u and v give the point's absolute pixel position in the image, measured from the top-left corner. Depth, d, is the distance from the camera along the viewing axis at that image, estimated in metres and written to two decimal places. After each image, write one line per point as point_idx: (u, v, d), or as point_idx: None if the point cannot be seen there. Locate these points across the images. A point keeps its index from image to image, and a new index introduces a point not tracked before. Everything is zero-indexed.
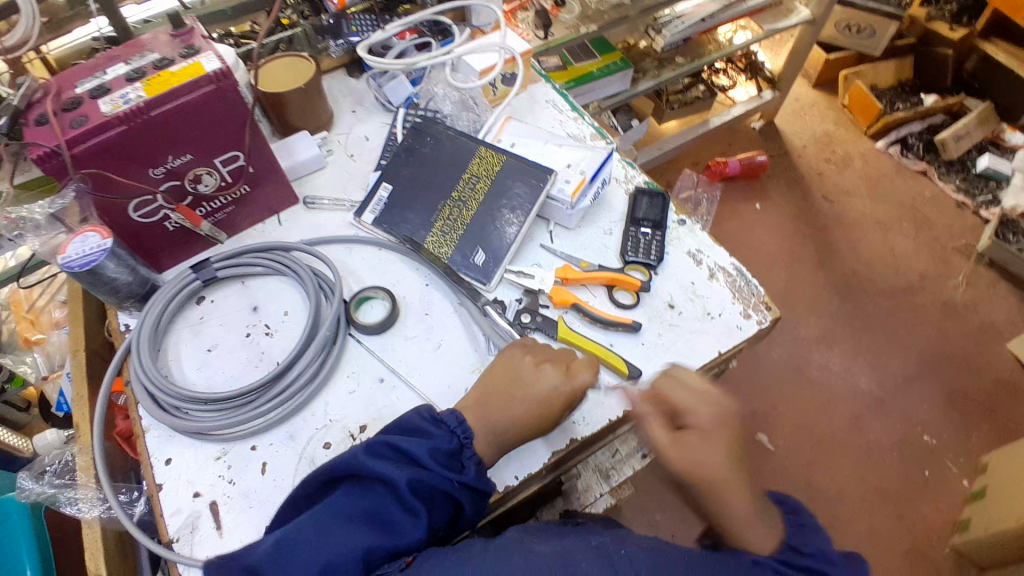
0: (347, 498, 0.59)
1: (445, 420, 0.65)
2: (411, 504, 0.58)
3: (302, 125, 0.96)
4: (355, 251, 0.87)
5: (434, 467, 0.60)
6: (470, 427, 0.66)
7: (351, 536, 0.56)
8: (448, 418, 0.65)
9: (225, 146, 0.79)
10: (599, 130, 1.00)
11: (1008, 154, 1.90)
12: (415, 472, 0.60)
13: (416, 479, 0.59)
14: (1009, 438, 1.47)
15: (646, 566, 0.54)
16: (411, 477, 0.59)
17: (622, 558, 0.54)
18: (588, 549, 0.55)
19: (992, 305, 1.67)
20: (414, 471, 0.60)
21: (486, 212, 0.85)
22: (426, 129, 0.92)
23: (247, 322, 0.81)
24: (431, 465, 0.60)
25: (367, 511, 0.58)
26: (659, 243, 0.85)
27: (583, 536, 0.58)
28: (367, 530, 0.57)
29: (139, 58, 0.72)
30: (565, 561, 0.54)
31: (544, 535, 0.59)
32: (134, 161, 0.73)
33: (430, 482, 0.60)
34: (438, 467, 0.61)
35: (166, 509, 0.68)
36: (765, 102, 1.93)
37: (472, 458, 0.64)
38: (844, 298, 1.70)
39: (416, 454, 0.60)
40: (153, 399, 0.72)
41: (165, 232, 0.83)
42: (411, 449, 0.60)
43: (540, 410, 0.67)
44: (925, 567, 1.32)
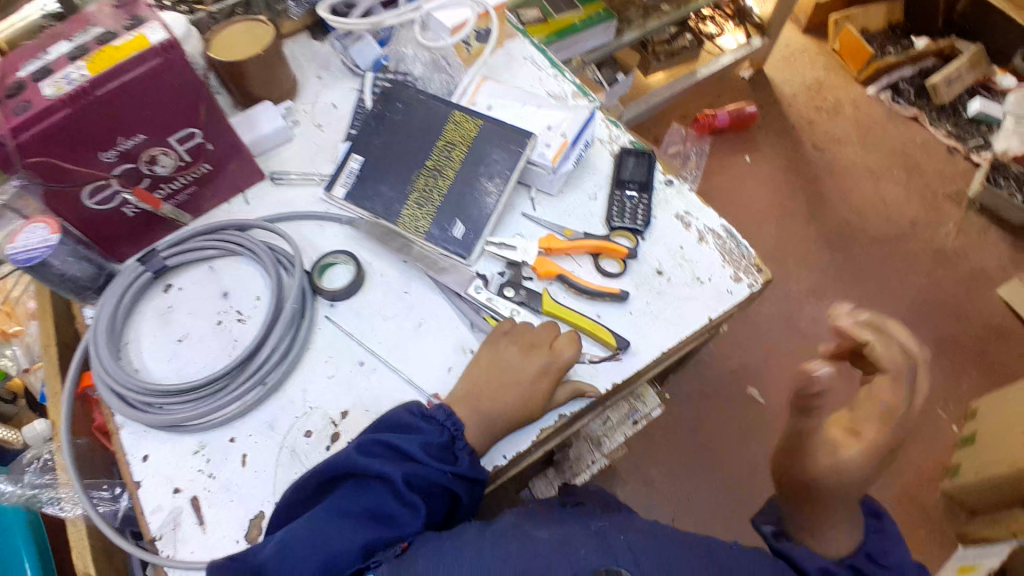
0: (345, 497, 0.58)
1: (434, 415, 0.63)
2: (409, 499, 0.58)
3: (264, 94, 0.90)
4: (328, 229, 0.83)
5: (429, 460, 0.60)
6: (460, 419, 0.64)
7: (352, 534, 0.56)
8: (437, 413, 0.63)
9: (180, 123, 0.73)
10: (582, 87, 0.95)
11: (997, 98, 1.84)
12: (410, 466, 0.59)
13: (412, 473, 0.59)
14: (998, 384, 1.48)
15: (648, 560, 0.54)
16: (407, 472, 0.58)
17: (622, 548, 0.55)
18: (587, 532, 0.58)
19: (983, 252, 1.66)
20: (409, 466, 0.59)
21: (463, 181, 0.81)
22: (396, 93, 0.86)
23: (217, 309, 0.77)
24: (425, 459, 0.59)
25: (365, 509, 0.57)
26: (646, 207, 0.81)
27: (582, 520, 0.61)
28: (367, 527, 0.57)
29: (82, 34, 0.66)
30: (565, 548, 0.55)
31: (543, 522, 0.61)
32: (85, 146, 0.67)
33: (426, 475, 0.59)
34: (432, 461, 0.60)
35: (147, 507, 0.66)
36: (754, 49, 1.86)
37: (465, 448, 0.62)
38: (835, 250, 1.68)
39: (410, 449, 0.60)
40: (123, 394, 0.69)
41: (124, 219, 0.78)
42: (405, 445, 0.60)
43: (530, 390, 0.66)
44: (916, 513, 1.35)
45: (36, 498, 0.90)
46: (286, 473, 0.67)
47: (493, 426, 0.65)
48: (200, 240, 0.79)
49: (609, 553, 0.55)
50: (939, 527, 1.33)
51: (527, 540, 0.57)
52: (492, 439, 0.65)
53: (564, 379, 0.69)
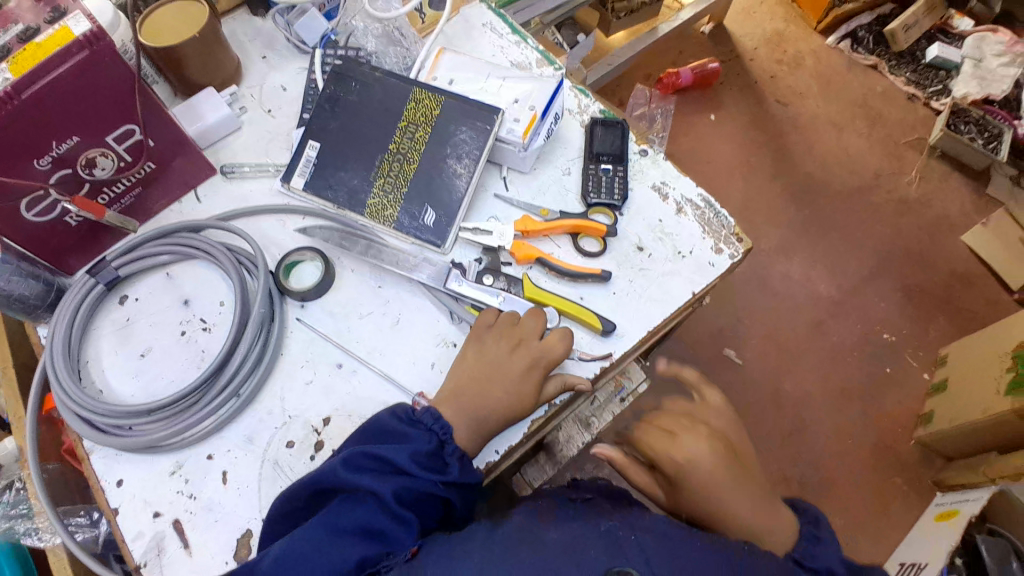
0: (336, 514, 0.56)
1: (421, 418, 0.61)
2: (400, 514, 0.56)
3: (205, 80, 0.83)
4: (290, 224, 0.78)
5: (420, 471, 0.58)
6: (448, 421, 0.62)
7: (344, 550, 0.55)
8: (424, 416, 0.61)
9: (116, 119, 0.67)
10: (546, 54, 0.89)
11: (956, 42, 1.85)
12: (399, 479, 0.57)
13: (402, 487, 0.57)
14: (961, 327, 1.53)
15: (659, 555, 0.54)
16: (397, 486, 0.56)
17: (633, 547, 0.54)
18: (599, 536, 0.56)
19: (945, 198, 1.69)
20: (399, 479, 0.57)
21: (431, 164, 0.76)
22: (349, 71, 0.80)
23: (180, 319, 0.72)
24: (416, 471, 0.57)
25: (357, 524, 0.56)
26: (623, 179, 0.78)
27: (592, 522, 0.58)
28: (360, 542, 0.55)
29: (2, 33, 0.58)
30: (576, 554, 0.54)
31: (550, 518, 0.60)
32: (14, 155, 0.61)
33: (417, 485, 0.57)
34: (422, 471, 0.58)
35: (127, 534, 0.63)
36: (714, 3, 1.81)
37: (455, 452, 0.60)
38: (801, 205, 1.69)
39: (399, 460, 0.57)
40: (88, 418, 0.65)
41: (68, 229, 0.72)
42: (393, 456, 0.57)
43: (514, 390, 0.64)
44: (889, 457, 1.41)
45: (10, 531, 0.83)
46: (270, 487, 0.64)
47: (484, 423, 0.63)
48: (153, 246, 0.73)
49: (618, 551, 0.54)
50: (916, 473, 1.39)
51: (539, 542, 0.56)
52: (485, 437, 0.64)
53: (553, 371, 0.67)
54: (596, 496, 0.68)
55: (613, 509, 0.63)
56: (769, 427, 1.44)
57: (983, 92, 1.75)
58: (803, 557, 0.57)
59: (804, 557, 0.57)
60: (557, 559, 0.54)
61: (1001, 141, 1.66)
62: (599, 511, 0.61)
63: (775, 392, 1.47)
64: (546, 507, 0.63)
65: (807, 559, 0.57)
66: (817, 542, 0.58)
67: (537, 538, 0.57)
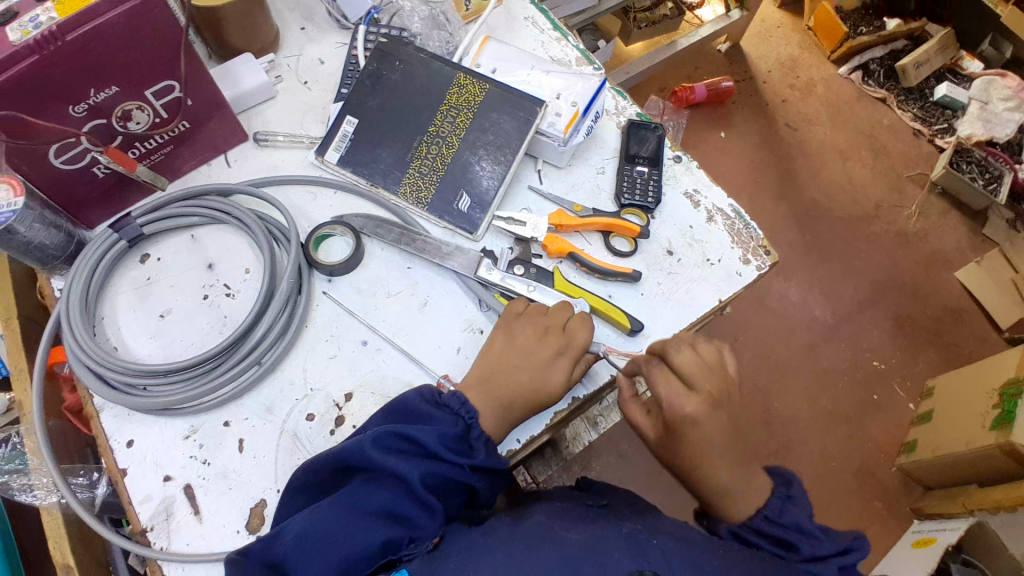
0: (360, 494, 0.56)
1: (447, 402, 0.61)
2: (425, 500, 0.56)
3: (244, 45, 0.82)
4: (321, 197, 0.77)
5: (448, 454, 0.57)
6: (474, 406, 0.62)
7: (369, 533, 0.53)
8: (451, 400, 0.61)
9: (158, 74, 0.65)
10: (585, 53, 0.90)
11: (964, 82, 1.89)
12: (426, 463, 0.57)
13: (429, 471, 0.56)
14: (950, 361, 1.57)
15: (678, 558, 0.53)
16: (425, 471, 0.56)
17: (654, 550, 0.53)
18: (620, 539, 0.55)
19: (942, 233, 1.73)
20: (427, 463, 0.57)
21: (469, 150, 0.76)
22: (394, 50, 0.79)
23: (203, 283, 0.71)
24: (445, 454, 0.57)
25: (380, 506, 0.55)
26: (657, 183, 0.78)
27: (614, 525, 0.57)
28: (384, 525, 0.54)
29: None
30: (598, 553, 0.53)
31: (570, 518, 0.60)
32: (51, 97, 0.59)
33: (443, 470, 0.57)
34: (449, 454, 0.57)
35: (136, 496, 0.61)
36: (732, 23, 1.81)
37: (481, 437, 0.60)
38: (802, 228, 1.72)
39: (426, 442, 0.57)
40: (102, 374, 0.63)
41: (94, 181, 0.70)
42: (420, 436, 0.57)
43: (537, 385, 0.63)
44: (873, 483, 1.43)
45: (4, 487, 0.80)
46: (287, 459, 0.63)
47: (508, 411, 0.63)
48: (181, 207, 0.72)
49: (641, 553, 0.53)
50: (895, 499, 1.42)
51: (556, 540, 0.55)
52: (508, 423, 0.63)
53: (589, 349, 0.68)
54: (613, 501, 0.68)
55: (634, 514, 0.62)
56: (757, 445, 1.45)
57: (988, 134, 1.79)
58: (772, 514, 0.59)
59: (773, 514, 0.59)
60: (575, 556, 0.53)
61: (1001, 183, 1.71)
62: (610, 515, 0.61)
63: (767, 410, 1.49)
64: (566, 506, 0.62)
65: (776, 516, 0.58)
66: (789, 502, 0.59)
67: (555, 537, 0.55)
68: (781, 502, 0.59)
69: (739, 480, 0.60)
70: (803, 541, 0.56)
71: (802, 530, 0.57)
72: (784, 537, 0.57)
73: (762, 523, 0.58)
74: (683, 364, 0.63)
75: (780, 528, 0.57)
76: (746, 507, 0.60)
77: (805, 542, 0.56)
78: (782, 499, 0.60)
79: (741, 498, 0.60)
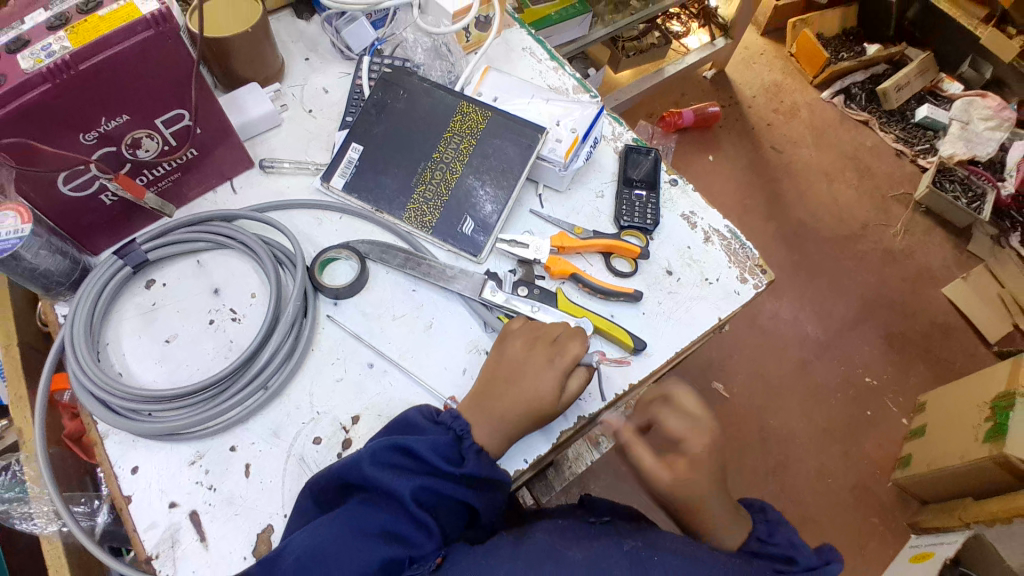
0: (355, 513, 0.55)
1: (442, 417, 0.62)
2: (420, 517, 0.56)
3: (250, 75, 0.83)
4: (325, 222, 0.78)
5: (442, 466, 0.57)
6: (467, 420, 0.62)
7: (367, 552, 0.53)
8: (445, 415, 0.62)
9: (169, 103, 0.67)
10: (582, 82, 0.93)
11: (945, 104, 1.96)
12: (420, 477, 0.56)
13: (422, 486, 0.56)
14: (942, 375, 1.59)
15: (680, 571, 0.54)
16: (417, 485, 0.56)
17: (656, 565, 0.54)
18: (622, 555, 0.55)
19: (928, 251, 1.77)
20: (421, 478, 0.57)
21: (471, 175, 0.78)
22: (398, 80, 0.82)
23: (208, 307, 0.71)
24: (439, 466, 0.57)
25: (376, 525, 0.55)
26: (655, 206, 0.80)
27: (614, 541, 0.58)
28: (381, 543, 0.54)
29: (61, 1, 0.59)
30: (599, 569, 0.54)
31: (573, 535, 0.60)
32: (62, 125, 0.60)
33: (437, 484, 0.57)
34: (442, 465, 0.58)
35: (140, 524, 0.60)
36: (717, 51, 1.88)
37: (473, 447, 0.60)
38: (791, 247, 1.76)
39: (421, 454, 0.57)
40: (107, 399, 0.63)
41: (101, 207, 0.70)
42: (415, 448, 0.57)
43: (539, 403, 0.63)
44: (869, 499, 1.44)
45: (3, 516, 0.79)
46: (294, 482, 0.63)
47: (511, 431, 0.63)
48: (187, 232, 0.73)
49: (643, 569, 0.54)
50: (892, 515, 1.42)
51: (559, 560, 0.55)
52: (510, 441, 0.63)
53: (581, 361, 0.67)
54: (616, 519, 0.67)
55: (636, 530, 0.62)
56: (755, 463, 1.46)
57: (969, 153, 1.85)
58: (763, 535, 0.61)
59: (764, 535, 0.61)
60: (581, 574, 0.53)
61: (984, 202, 1.75)
62: (611, 531, 0.61)
63: (763, 428, 1.50)
64: (569, 524, 0.62)
65: (767, 536, 0.61)
66: (776, 525, 0.62)
67: (558, 557, 0.55)
68: (767, 525, 0.62)
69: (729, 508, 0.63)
70: (797, 554, 0.58)
71: (795, 545, 0.59)
72: (779, 553, 0.58)
73: (757, 544, 0.60)
74: None
75: (773, 546, 0.59)
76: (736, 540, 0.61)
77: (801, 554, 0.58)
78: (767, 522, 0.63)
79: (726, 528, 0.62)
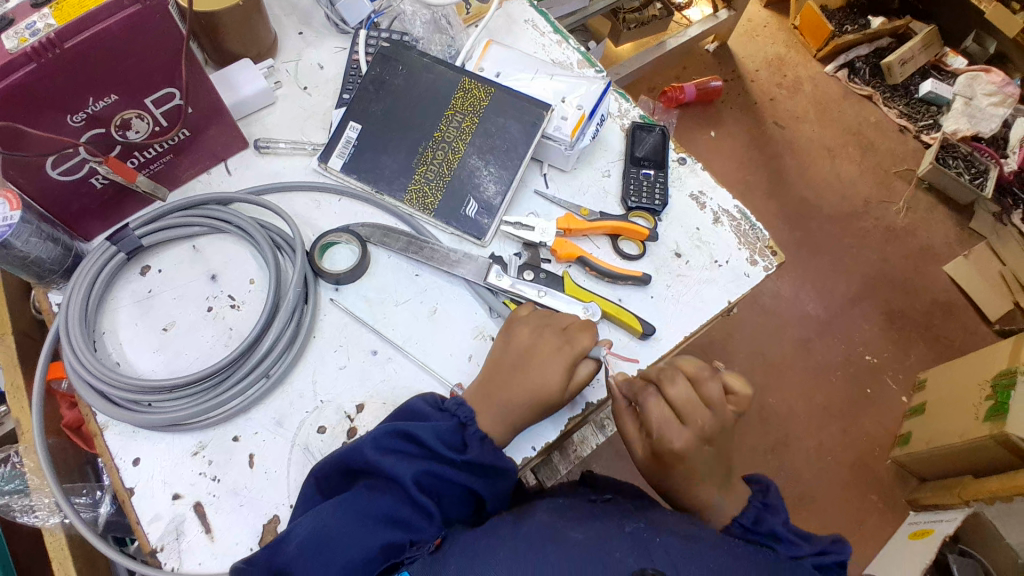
0: (360, 497, 0.54)
1: (447, 405, 0.60)
2: (421, 502, 0.55)
3: (242, 51, 0.80)
4: (324, 205, 0.76)
5: (444, 450, 0.57)
6: (471, 406, 0.61)
7: (369, 537, 0.53)
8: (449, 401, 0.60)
9: (159, 82, 0.64)
10: (587, 56, 0.89)
11: (948, 79, 1.92)
12: (422, 462, 0.56)
13: (423, 470, 0.55)
14: (941, 353, 1.59)
15: (682, 556, 0.51)
16: (419, 470, 0.55)
17: (659, 549, 0.51)
18: (624, 538, 0.53)
19: (930, 228, 1.75)
20: (422, 463, 0.56)
21: (474, 155, 0.75)
22: (397, 55, 0.78)
23: (206, 295, 0.70)
24: (441, 451, 0.56)
25: (380, 510, 0.54)
26: (663, 185, 0.78)
27: (616, 522, 0.55)
28: (384, 528, 0.53)
29: None
30: (600, 552, 0.51)
31: (575, 516, 0.57)
32: (48, 106, 0.57)
33: (440, 470, 0.56)
34: (444, 451, 0.57)
35: (144, 516, 0.59)
36: (721, 23, 1.82)
37: (477, 434, 0.58)
38: (793, 225, 1.74)
39: (423, 439, 0.56)
40: (105, 391, 0.61)
41: (92, 191, 0.68)
42: (418, 434, 0.56)
43: (540, 387, 0.61)
44: (868, 476, 1.44)
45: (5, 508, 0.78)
46: (300, 472, 0.62)
47: (509, 414, 0.61)
48: (181, 217, 0.70)
49: (645, 553, 0.51)
50: (890, 491, 1.43)
51: (559, 540, 0.53)
52: (513, 430, 0.61)
53: (590, 353, 0.65)
54: (617, 496, 0.65)
55: (637, 511, 0.59)
56: (757, 441, 1.46)
57: (973, 129, 1.82)
58: (749, 523, 0.58)
59: (750, 523, 0.58)
60: (582, 558, 0.50)
61: (987, 178, 1.72)
62: (613, 512, 0.58)
63: (764, 407, 1.50)
64: (569, 503, 0.60)
65: (752, 524, 0.57)
66: (764, 509, 0.58)
67: (559, 539, 0.53)
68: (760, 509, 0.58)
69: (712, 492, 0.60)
70: (782, 545, 0.56)
71: (779, 536, 0.56)
72: (762, 542, 0.56)
73: (740, 532, 0.58)
74: (669, 381, 0.62)
75: (756, 536, 0.57)
76: (719, 521, 0.60)
77: (783, 546, 0.56)
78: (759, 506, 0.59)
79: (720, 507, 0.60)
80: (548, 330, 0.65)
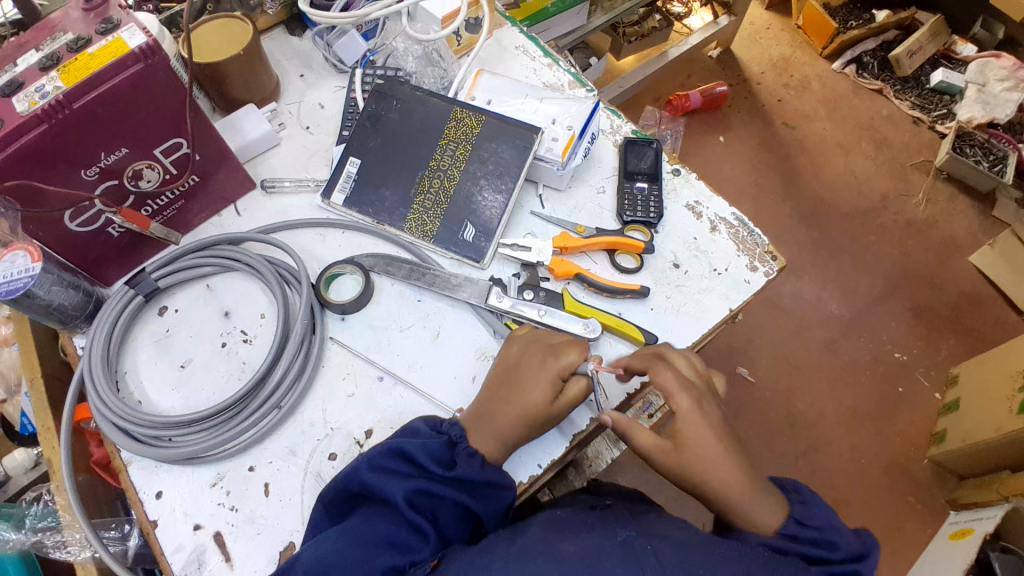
0: (360, 524, 0.56)
1: (444, 427, 0.62)
2: (414, 520, 0.56)
3: (247, 97, 0.84)
4: (329, 238, 0.79)
5: (434, 467, 0.58)
6: (465, 426, 0.63)
7: (369, 560, 0.54)
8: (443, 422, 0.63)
9: (166, 133, 0.68)
10: (577, 76, 0.91)
11: (959, 67, 1.89)
12: (414, 480, 0.57)
13: (414, 488, 0.57)
14: (972, 346, 1.54)
15: (674, 564, 0.50)
16: (410, 488, 0.57)
17: (650, 557, 0.51)
18: (614, 545, 0.53)
19: (952, 219, 1.71)
20: (413, 481, 0.57)
21: (469, 181, 0.77)
22: (392, 91, 0.82)
23: (220, 331, 0.73)
24: (431, 467, 0.58)
25: (380, 535, 0.55)
26: (657, 198, 0.79)
27: (608, 530, 0.55)
28: (382, 552, 0.54)
29: (51, 42, 0.60)
30: (590, 562, 0.51)
31: (572, 526, 0.57)
32: (63, 162, 0.62)
33: (432, 487, 0.57)
34: (434, 468, 0.58)
35: (166, 547, 0.62)
36: (721, 30, 1.83)
37: (467, 449, 0.60)
38: (809, 224, 1.72)
39: (414, 456, 0.58)
40: (128, 428, 0.64)
41: (111, 240, 0.72)
42: (410, 451, 0.58)
43: (535, 402, 0.62)
44: (903, 478, 1.40)
45: (40, 545, 0.86)
46: (312, 499, 0.64)
47: (506, 431, 0.61)
48: (194, 258, 0.74)
49: (636, 561, 0.51)
50: (928, 492, 1.38)
51: (554, 554, 0.53)
52: (513, 447, 0.62)
53: (578, 370, 0.65)
54: (616, 502, 0.65)
55: (634, 517, 0.59)
56: (783, 447, 1.43)
57: (988, 116, 1.78)
58: (803, 518, 0.58)
59: (804, 518, 0.57)
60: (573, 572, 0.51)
61: (1007, 164, 1.68)
62: (605, 517, 0.58)
63: (789, 411, 1.47)
64: (568, 514, 0.60)
65: (806, 519, 0.58)
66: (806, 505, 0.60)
67: (554, 550, 0.53)
68: (803, 506, 0.59)
69: (759, 493, 0.58)
70: (840, 539, 0.56)
71: (835, 528, 0.57)
72: (822, 538, 0.56)
73: (796, 527, 0.57)
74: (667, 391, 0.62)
75: (814, 530, 0.56)
76: (770, 527, 0.57)
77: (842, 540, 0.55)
78: (801, 503, 0.60)
79: (763, 510, 0.58)
80: (540, 346, 0.66)
